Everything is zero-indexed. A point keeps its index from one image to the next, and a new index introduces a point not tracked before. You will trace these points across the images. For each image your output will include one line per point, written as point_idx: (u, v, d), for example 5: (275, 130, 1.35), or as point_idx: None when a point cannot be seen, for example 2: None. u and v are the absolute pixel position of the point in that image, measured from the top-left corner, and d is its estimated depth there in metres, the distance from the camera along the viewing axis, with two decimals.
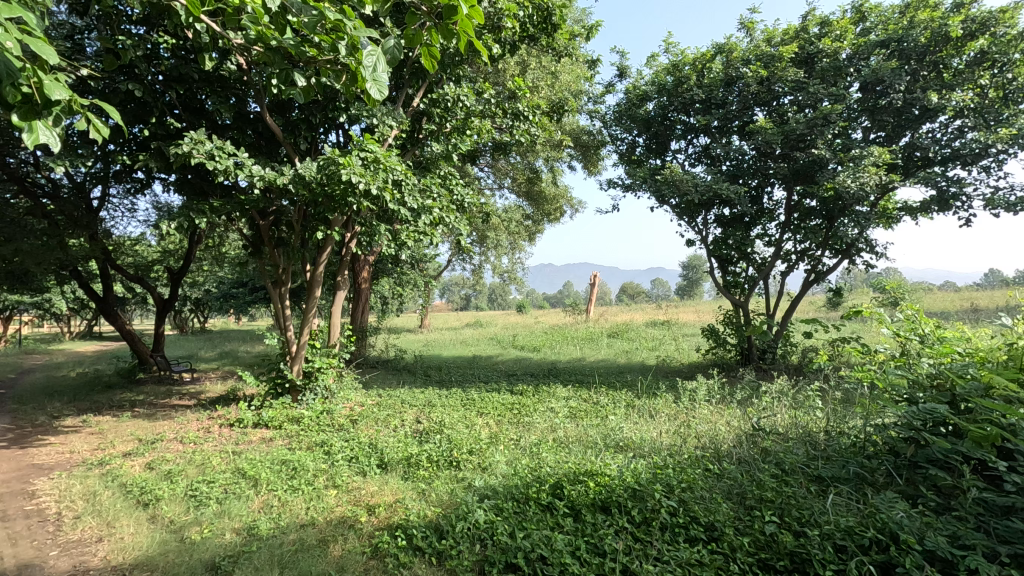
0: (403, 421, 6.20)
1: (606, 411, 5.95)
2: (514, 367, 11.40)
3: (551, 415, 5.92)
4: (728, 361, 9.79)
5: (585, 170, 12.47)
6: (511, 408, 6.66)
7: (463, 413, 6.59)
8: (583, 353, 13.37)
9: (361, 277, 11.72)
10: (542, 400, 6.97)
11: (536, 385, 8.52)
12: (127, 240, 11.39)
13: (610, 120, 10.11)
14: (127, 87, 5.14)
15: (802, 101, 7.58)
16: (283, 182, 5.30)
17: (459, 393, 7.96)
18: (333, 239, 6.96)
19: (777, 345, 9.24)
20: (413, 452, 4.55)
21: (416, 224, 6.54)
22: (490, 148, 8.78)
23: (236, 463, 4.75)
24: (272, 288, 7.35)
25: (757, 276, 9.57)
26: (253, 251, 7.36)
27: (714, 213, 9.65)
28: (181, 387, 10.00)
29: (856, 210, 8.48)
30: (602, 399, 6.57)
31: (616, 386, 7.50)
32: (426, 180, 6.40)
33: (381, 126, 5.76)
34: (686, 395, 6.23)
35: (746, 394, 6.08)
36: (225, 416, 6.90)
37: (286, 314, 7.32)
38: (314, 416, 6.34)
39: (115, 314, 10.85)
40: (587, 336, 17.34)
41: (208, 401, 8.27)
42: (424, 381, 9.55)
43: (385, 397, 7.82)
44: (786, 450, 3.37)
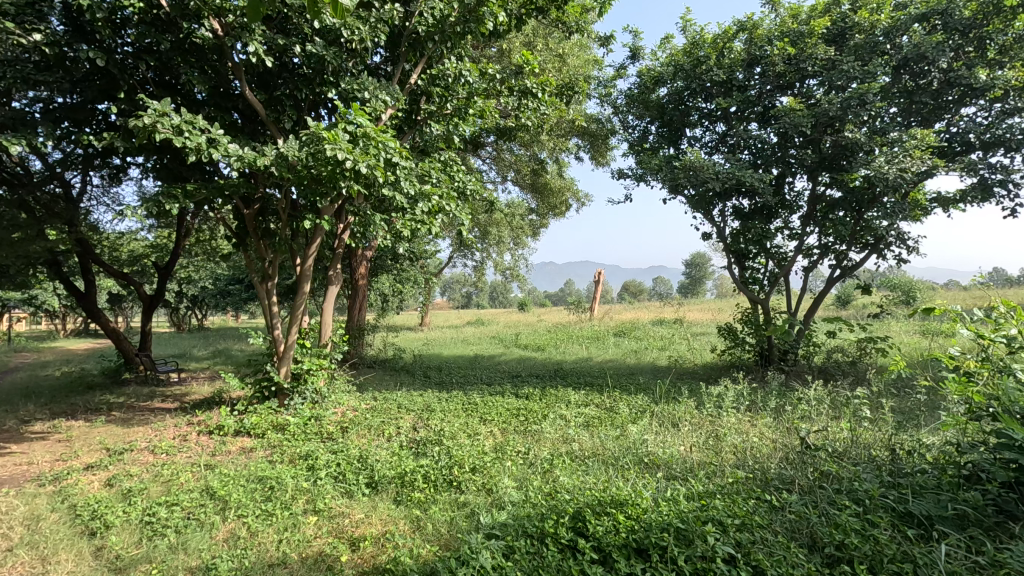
0: (399, 429, 5.64)
1: (623, 421, 5.37)
2: (518, 367, 10.80)
3: (562, 423, 5.37)
4: (747, 363, 9.19)
5: (593, 161, 11.92)
6: (518, 415, 6.08)
7: (465, 420, 6.03)
8: (590, 353, 12.77)
9: (358, 273, 11.17)
10: (551, 406, 6.40)
11: (543, 387, 7.94)
12: (112, 233, 10.85)
13: (621, 107, 9.54)
14: (89, 56, 4.58)
15: (832, 82, 7.01)
16: (264, 164, 4.74)
17: (461, 397, 7.39)
18: (323, 229, 6.40)
19: (800, 346, 8.63)
20: (408, 468, 3.99)
21: (414, 212, 5.96)
22: (495, 135, 8.22)
23: (207, 480, 4.18)
24: (259, 283, 6.78)
25: (778, 272, 9.00)
26: (239, 242, 6.81)
27: (732, 204, 9.11)
28: (165, 389, 9.45)
29: (887, 201, 7.90)
30: (618, 406, 5.99)
31: (631, 390, 6.92)
32: (425, 164, 5.83)
33: (373, 101, 5.06)
34: (712, 402, 5.65)
35: (778, 401, 5.51)
36: (205, 421, 6.33)
37: (274, 311, 6.75)
38: (301, 423, 5.77)
39: (98, 311, 10.31)
40: (593, 334, 16.75)
41: (191, 404, 7.70)
42: (423, 383, 8.98)
43: (381, 401, 7.24)
44: (854, 475, 2.81)
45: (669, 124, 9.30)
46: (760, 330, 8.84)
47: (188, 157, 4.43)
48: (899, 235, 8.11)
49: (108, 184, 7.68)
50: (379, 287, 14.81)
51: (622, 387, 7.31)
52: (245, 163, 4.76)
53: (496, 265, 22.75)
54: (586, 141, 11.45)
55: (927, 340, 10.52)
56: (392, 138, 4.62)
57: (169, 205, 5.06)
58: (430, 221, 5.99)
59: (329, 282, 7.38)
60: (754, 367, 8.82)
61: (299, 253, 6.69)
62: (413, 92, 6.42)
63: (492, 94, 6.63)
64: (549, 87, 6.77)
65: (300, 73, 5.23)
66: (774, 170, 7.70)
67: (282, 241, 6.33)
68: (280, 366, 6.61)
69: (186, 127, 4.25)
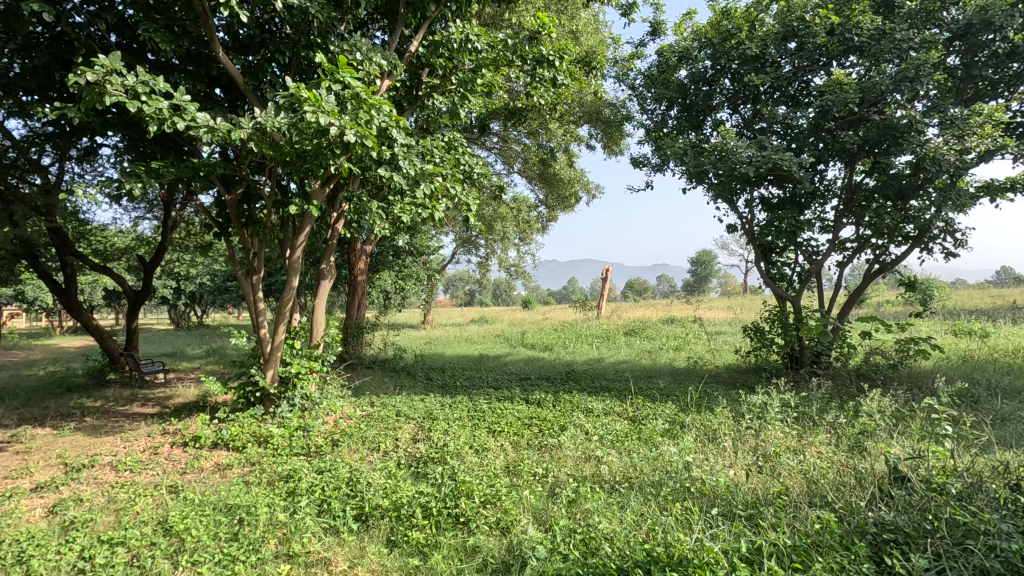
0: (398, 443, 4.95)
1: (653, 439, 4.69)
2: (526, 369, 10.12)
3: (583, 437, 4.70)
4: (777, 366, 8.47)
5: (606, 149, 11.24)
6: (532, 427, 5.39)
7: (471, 431, 5.38)
8: (602, 354, 12.06)
9: (357, 268, 10.52)
10: (567, 415, 5.72)
11: (556, 392, 7.26)
12: (95, 225, 10.20)
13: (638, 89, 8.89)
14: (35, 9, 3.92)
15: (879, 54, 6.36)
16: (238, 136, 4.07)
17: (466, 404, 6.70)
18: (313, 216, 5.72)
19: (834, 348, 7.92)
20: (405, 497, 3.33)
21: (414, 197, 5.29)
22: (504, 117, 7.56)
23: (169, 507, 3.52)
24: (243, 278, 6.12)
25: (809, 268, 8.29)
26: (221, 232, 6.15)
27: (759, 194, 8.42)
28: (148, 391, 8.78)
29: (934, 188, 7.20)
30: (645, 420, 5.30)
31: (656, 398, 6.23)
32: (426, 141, 5.16)
33: (366, 65, 4.40)
34: (754, 416, 4.96)
35: (830, 414, 4.82)
36: (181, 430, 5.67)
37: (260, 308, 6.08)
38: (286, 434, 5.10)
39: (79, 307, 9.69)
40: (602, 334, 16.02)
41: (170, 409, 7.03)
42: (425, 387, 8.29)
43: (378, 408, 6.56)
44: (993, 527, 2.13)
45: (691, 106, 8.64)
46: (790, 329, 8.13)
47: (149, 127, 3.77)
48: (945, 227, 7.35)
49: (81, 169, 7.03)
50: (379, 284, 14.13)
51: (644, 393, 6.63)
52: (218, 136, 4.10)
53: (500, 262, 22.07)
54: (598, 128, 10.79)
55: (966, 341, 9.78)
56: (388, 104, 3.95)
57: (133, 185, 4.40)
58: (433, 207, 5.30)
59: (322, 277, 6.72)
60: (785, 371, 8.10)
61: (287, 244, 6.03)
62: (414, 63, 5.76)
63: (503, 66, 5.98)
64: (566, 58, 6.10)
65: (284, 35, 4.57)
66: (813, 153, 6.98)
67: (267, 231, 5.67)
68: (267, 369, 5.96)
69: (144, 90, 3.60)
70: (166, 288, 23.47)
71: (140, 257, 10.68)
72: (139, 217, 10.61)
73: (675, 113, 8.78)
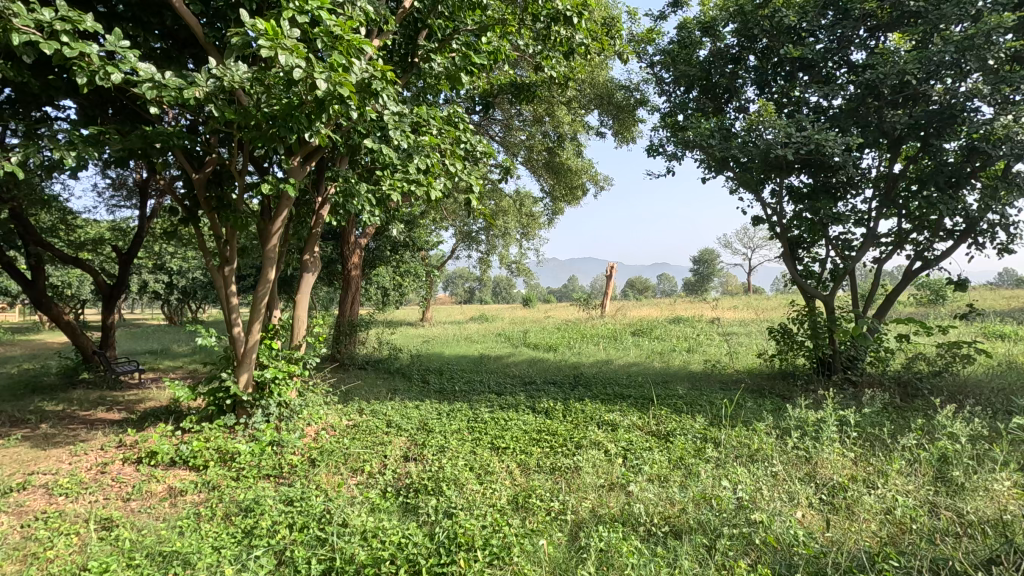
0: (387, 462, 4.25)
1: (688, 466, 3.98)
2: (531, 371, 9.39)
3: (603, 460, 4.00)
4: (805, 372, 7.74)
5: (618, 137, 10.52)
6: (541, 445, 4.67)
7: (471, 446, 4.68)
8: (610, 356, 11.32)
9: (350, 261, 9.78)
10: (580, 430, 5.01)
11: (565, 399, 6.55)
12: (66, 212, 9.43)
13: (658, 67, 8.15)
14: None
15: (940, 19, 5.69)
16: (190, 94, 3.34)
17: (465, 413, 5.99)
18: (292, 197, 4.98)
19: (870, 352, 7.20)
20: (388, 550, 2.62)
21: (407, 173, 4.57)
22: (510, 96, 6.86)
23: (94, 555, 2.80)
24: (213, 270, 5.39)
25: (842, 264, 7.53)
26: (188, 217, 5.41)
27: (787, 183, 7.68)
28: (118, 394, 8.04)
29: (989, 174, 6.47)
30: (671, 439, 4.60)
31: (679, 411, 5.54)
32: (422, 110, 4.45)
33: (350, 11, 3.68)
34: (801, 435, 4.27)
35: (891, 432, 4.12)
36: (138, 443, 4.92)
37: (232, 304, 5.35)
38: (256, 451, 4.38)
39: (49, 302, 8.95)
40: (608, 334, 15.32)
41: (136, 416, 6.30)
42: (420, 391, 7.58)
43: (366, 417, 5.84)
44: None
45: (713, 87, 7.93)
46: (822, 332, 7.39)
47: (75, 78, 3.05)
48: (998, 221, 6.62)
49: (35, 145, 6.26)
50: (374, 280, 13.43)
51: (665, 404, 5.92)
52: (166, 94, 3.37)
53: (502, 259, 21.34)
54: (608, 114, 10.10)
55: (1003, 345, 9.09)
56: (371, 48, 3.26)
57: (66, 155, 3.67)
58: (428, 185, 4.56)
59: (304, 270, 5.98)
60: (816, 378, 7.36)
61: (262, 231, 5.30)
62: (410, 20, 5.02)
63: (510, 31, 5.31)
64: (588, 15, 5.45)
65: None
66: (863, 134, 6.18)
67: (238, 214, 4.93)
68: (239, 374, 5.22)
69: (65, 28, 2.87)
70: (156, 283, 22.70)
71: (117, 248, 9.95)
72: (116, 205, 9.89)
73: (696, 95, 8.07)
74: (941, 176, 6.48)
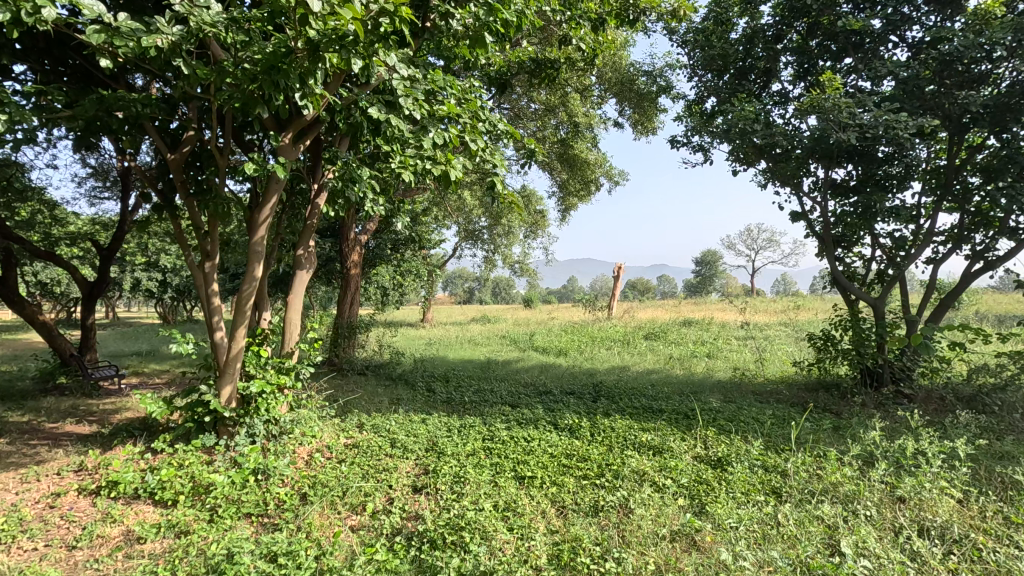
0: (392, 498, 3.59)
1: (759, 512, 3.28)
2: (543, 379, 8.69)
3: (652, 502, 3.32)
4: (849, 384, 7.04)
5: (638, 128, 9.86)
6: (574, 475, 3.97)
7: (492, 474, 4.01)
8: (626, 362, 10.59)
9: (350, 258, 9.08)
10: (615, 456, 4.34)
11: (589, 414, 5.88)
12: (42, 203, 8.68)
13: (689, 47, 7.49)
14: None
15: None
16: (152, 40, 2.67)
17: (479, 430, 5.29)
18: (284, 182, 4.26)
19: (924, 363, 6.51)
20: None
21: (419, 150, 3.84)
22: (529, 76, 6.19)
23: None
24: (192, 267, 4.66)
25: (891, 265, 6.84)
26: (165, 203, 4.69)
27: (831, 176, 7.03)
28: (93, 403, 7.29)
29: None
30: (728, 470, 3.89)
31: (726, 433, 4.84)
32: (437, 76, 3.76)
33: None
34: (889, 468, 3.58)
35: (996, 467, 3.47)
36: (100, 468, 4.19)
37: (215, 306, 4.63)
38: (237, 482, 3.68)
39: (21, 300, 8.20)
40: (618, 337, 14.64)
41: (106, 431, 5.56)
42: (426, 402, 6.88)
43: (366, 434, 5.14)
44: None
45: (749, 69, 7.26)
46: (870, 340, 6.69)
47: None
48: None
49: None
50: (375, 280, 12.71)
51: (703, 423, 5.26)
52: (122, 39, 2.69)
53: (506, 259, 20.65)
54: (627, 104, 9.42)
55: None
56: None
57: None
58: (444, 164, 3.82)
59: (297, 267, 5.26)
60: (864, 391, 6.65)
61: (247, 222, 4.57)
62: None
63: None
64: None
65: None
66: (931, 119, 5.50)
67: (219, 199, 4.21)
68: (221, 387, 4.50)
69: None
70: (150, 281, 21.94)
71: (99, 244, 9.22)
72: (98, 196, 9.16)
73: (729, 79, 7.39)
74: (1012, 166, 5.77)
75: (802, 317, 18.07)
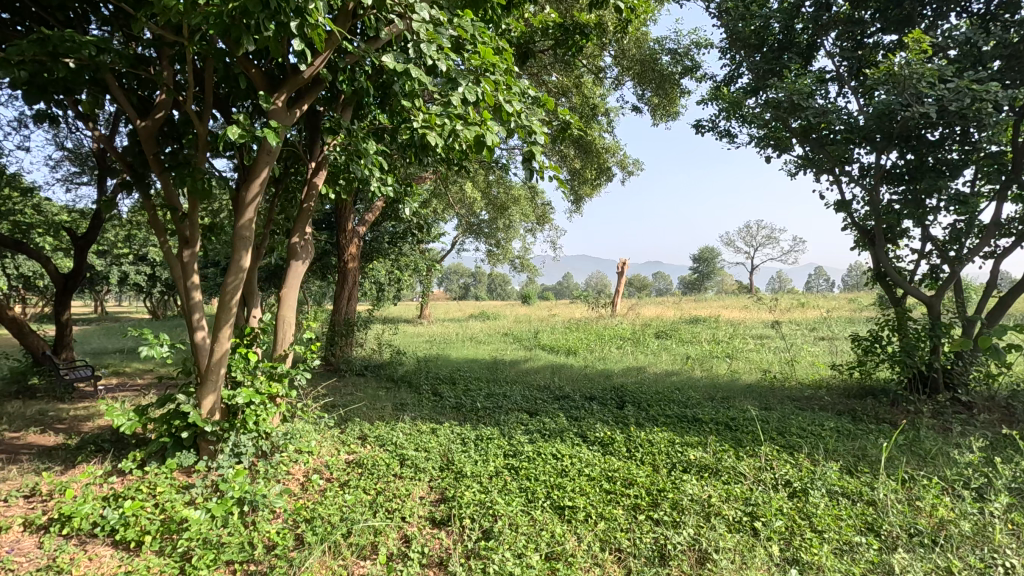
0: (410, 541, 2.97)
1: (867, 564, 2.64)
2: (556, 381, 8.03)
3: (733, 556, 2.70)
4: (896, 389, 6.45)
5: (657, 113, 9.20)
6: (622, 506, 3.33)
7: (525, 504, 3.36)
8: (641, 363, 9.95)
9: (347, 251, 8.38)
10: (664, 480, 3.69)
11: (618, 425, 5.23)
12: (9, 186, 7.88)
13: (723, 20, 6.85)
14: None
15: None
16: None
17: (498, 444, 4.64)
18: (277, 152, 3.59)
19: (984, 367, 5.93)
20: None
21: (445, 108, 3.20)
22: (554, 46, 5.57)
23: None
24: (168, 255, 3.97)
25: (948, 261, 6.22)
26: (134, 179, 4.00)
27: (880, 162, 6.41)
28: (64, 408, 6.55)
29: None
30: (809, 501, 3.26)
31: (786, 451, 4.21)
32: (468, 21, 3.10)
33: None
34: (1010, 502, 2.96)
35: None
36: (53, 495, 3.50)
37: (196, 301, 3.94)
38: (218, 518, 3.02)
39: None
40: (626, 335, 14.01)
41: (70, 443, 4.85)
42: (434, 407, 6.23)
43: (370, 449, 4.49)
44: None
45: (788, 45, 6.63)
46: (924, 343, 6.08)
47: None
48: None
49: None
50: (371, 275, 11.99)
51: (753, 439, 4.62)
52: None
53: (506, 254, 19.93)
54: (648, 86, 8.76)
55: None
56: None
57: None
58: (479, 126, 3.18)
59: (292, 257, 4.57)
60: (916, 397, 6.07)
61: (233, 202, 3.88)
62: None
63: None
64: None
65: None
66: (1014, 93, 4.87)
67: (198, 172, 3.52)
68: (202, 397, 3.83)
69: None
70: (137, 275, 21.08)
71: (75, 233, 8.47)
72: (73, 180, 8.38)
73: (765, 56, 6.75)
74: None
75: (812, 315, 17.53)
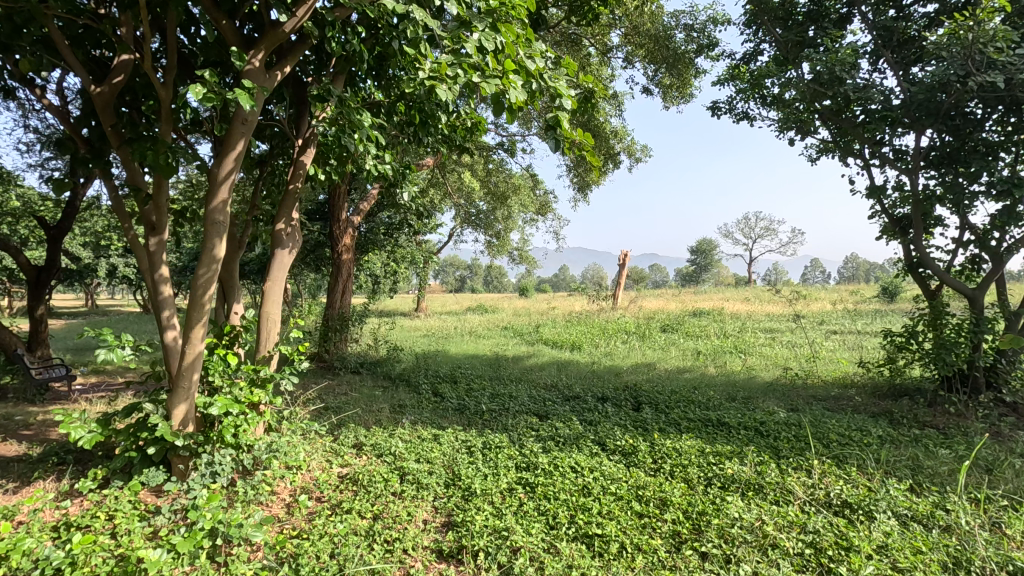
0: None
1: None
2: (563, 379, 7.55)
3: None
4: (931, 389, 6.00)
5: (669, 95, 8.70)
6: (660, 534, 2.87)
7: (548, 533, 2.88)
8: (650, 359, 9.48)
9: (341, 241, 7.86)
10: (702, 499, 3.22)
11: (639, 431, 4.75)
12: None
13: None
14: None
15: None
16: None
17: (508, 454, 4.17)
18: (255, 117, 3.05)
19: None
20: None
21: (458, 61, 2.70)
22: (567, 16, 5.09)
23: None
24: (133, 244, 3.44)
25: (992, 250, 5.74)
26: (91, 153, 3.46)
27: (916, 143, 5.92)
28: (31, 413, 5.99)
29: None
30: (880, 529, 2.80)
31: (835, 463, 3.75)
32: None
33: None
34: None
35: None
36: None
37: (165, 296, 3.41)
38: (185, 555, 2.53)
39: None
40: (630, 329, 13.56)
41: (28, 455, 4.33)
42: (435, 410, 5.74)
43: (365, 462, 4.00)
44: None
45: (818, 18, 6.14)
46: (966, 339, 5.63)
47: None
48: None
49: None
50: (366, 267, 11.45)
51: (791, 447, 4.16)
52: None
53: (506, 245, 19.38)
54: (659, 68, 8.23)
55: None
56: None
57: None
58: (499, 80, 2.67)
59: (276, 246, 4.03)
60: (956, 397, 5.63)
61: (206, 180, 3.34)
62: None
63: None
64: None
65: None
66: None
67: (161, 143, 2.99)
68: (171, 406, 3.31)
69: None
70: (126, 268, 20.41)
71: (48, 221, 7.91)
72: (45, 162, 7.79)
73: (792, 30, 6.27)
74: None
75: (819, 307, 17.15)
